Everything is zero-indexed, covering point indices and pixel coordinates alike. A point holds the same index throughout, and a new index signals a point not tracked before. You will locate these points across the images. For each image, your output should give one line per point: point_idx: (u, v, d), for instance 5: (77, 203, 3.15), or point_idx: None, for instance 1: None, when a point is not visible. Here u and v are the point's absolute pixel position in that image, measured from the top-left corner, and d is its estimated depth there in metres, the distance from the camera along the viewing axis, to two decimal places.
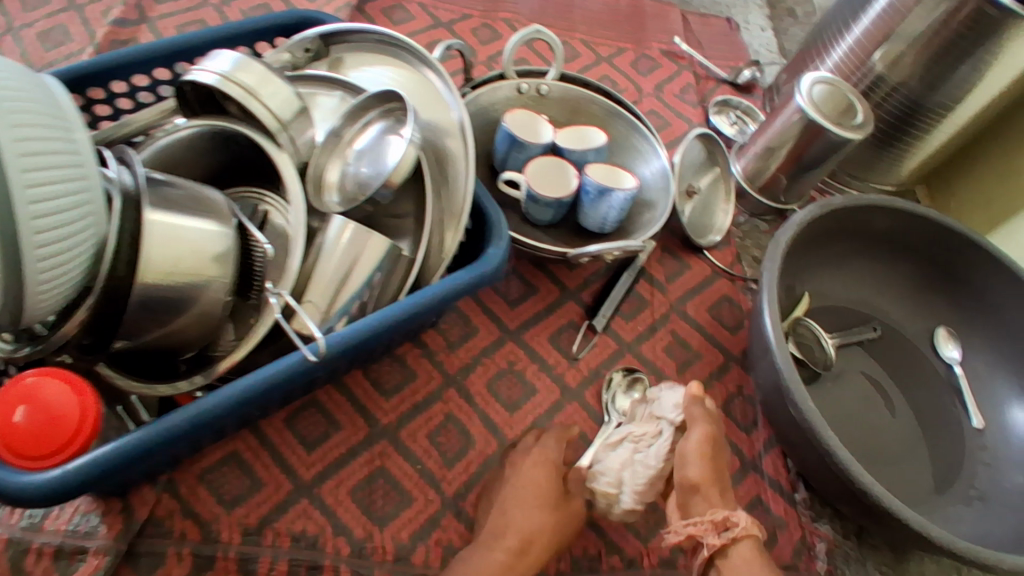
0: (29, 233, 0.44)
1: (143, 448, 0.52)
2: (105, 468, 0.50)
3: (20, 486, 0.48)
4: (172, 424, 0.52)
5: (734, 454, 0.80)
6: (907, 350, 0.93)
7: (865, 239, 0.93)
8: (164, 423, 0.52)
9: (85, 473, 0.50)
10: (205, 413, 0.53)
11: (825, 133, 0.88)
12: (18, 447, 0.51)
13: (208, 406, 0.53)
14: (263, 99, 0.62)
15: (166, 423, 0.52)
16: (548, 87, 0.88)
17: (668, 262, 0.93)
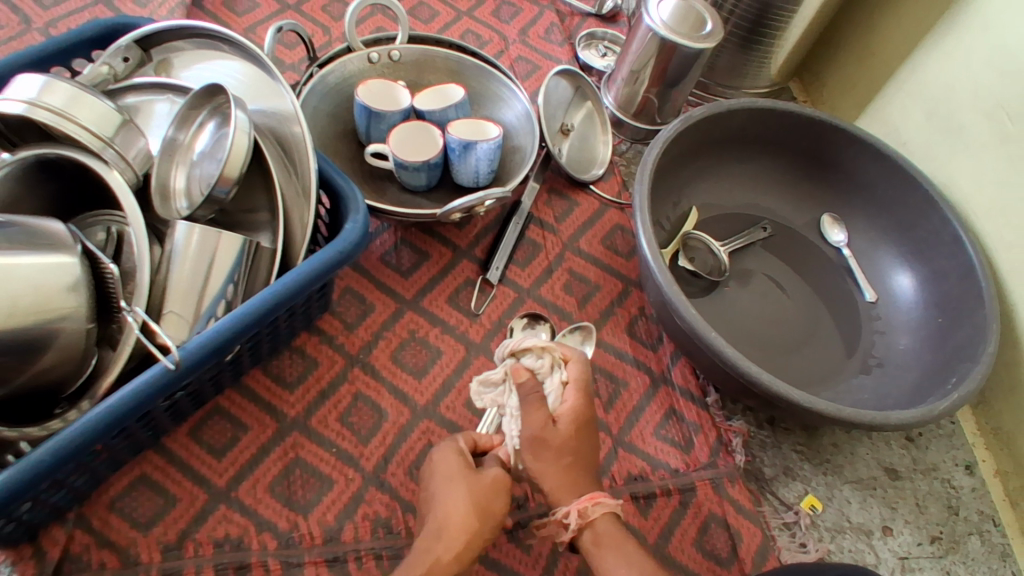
0: None
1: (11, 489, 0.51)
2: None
3: None
4: (34, 462, 0.52)
5: (643, 373, 0.82)
6: (799, 240, 0.95)
7: (739, 141, 0.95)
8: (22, 464, 0.51)
9: None
10: (66, 443, 0.53)
11: (680, 48, 0.89)
12: None
13: (70, 437, 0.53)
14: (77, 119, 0.61)
15: (28, 462, 0.52)
16: (399, 52, 0.88)
17: (556, 202, 0.94)
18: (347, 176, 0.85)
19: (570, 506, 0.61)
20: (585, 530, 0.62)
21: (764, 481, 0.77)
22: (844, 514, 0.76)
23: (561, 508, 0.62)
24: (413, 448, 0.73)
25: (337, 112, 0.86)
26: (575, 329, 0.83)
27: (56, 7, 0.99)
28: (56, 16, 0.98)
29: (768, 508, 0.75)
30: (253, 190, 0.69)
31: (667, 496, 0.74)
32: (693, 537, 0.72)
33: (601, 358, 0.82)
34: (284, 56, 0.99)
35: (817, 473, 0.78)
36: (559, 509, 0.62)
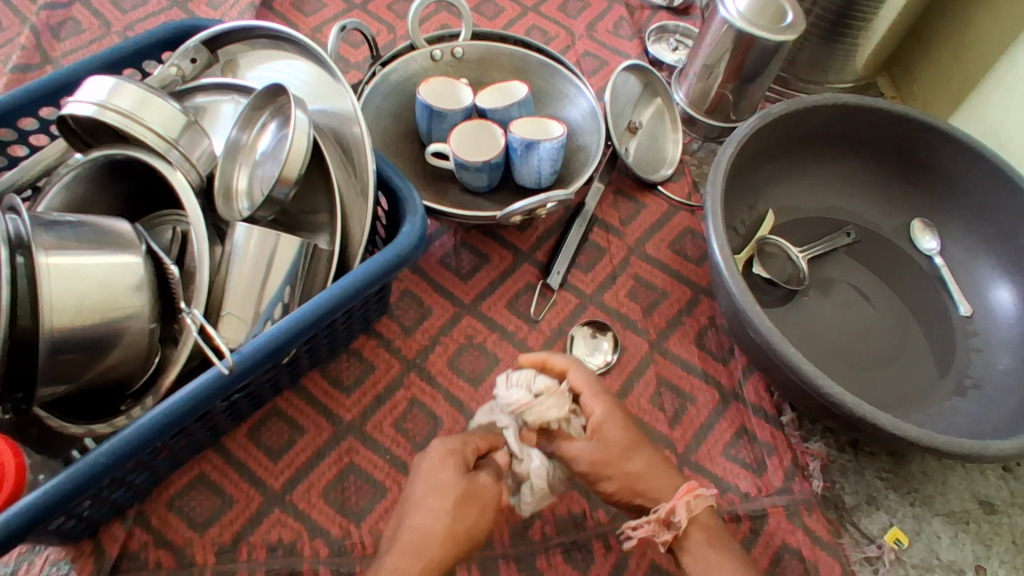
0: None
1: (69, 488, 0.52)
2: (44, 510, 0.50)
3: None
4: (91, 462, 0.52)
5: (712, 387, 0.77)
6: (886, 248, 0.88)
7: (822, 139, 0.89)
8: (81, 463, 0.52)
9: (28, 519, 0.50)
10: (122, 445, 0.53)
11: (757, 41, 0.84)
12: None
13: (126, 438, 0.53)
14: (143, 121, 0.62)
15: (85, 462, 0.52)
16: (462, 49, 0.86)
17: (622, 204, 0.90)
18: (408, 177, 0.83)
19: (674, 502, 0.60)
20: (690, 530, 0.61)
21: (844, 510, 0.71)
22: (932, 550, 0.70)
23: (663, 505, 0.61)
24: None
25: (399, 112, 0.85)
26: (639, 339, 0.79)
27: (134, 11, 1.02)
28: (133, 20, 1.01)
29: (847, 540, 0.69)
30: (313, 192, 0.69)
31: (736, 522, 0.69)
32: (765, 568, 0.67)
33: (666, 369, 0.78)
34: (348, 56, 0.98)
35: (903, 504, 0.72)
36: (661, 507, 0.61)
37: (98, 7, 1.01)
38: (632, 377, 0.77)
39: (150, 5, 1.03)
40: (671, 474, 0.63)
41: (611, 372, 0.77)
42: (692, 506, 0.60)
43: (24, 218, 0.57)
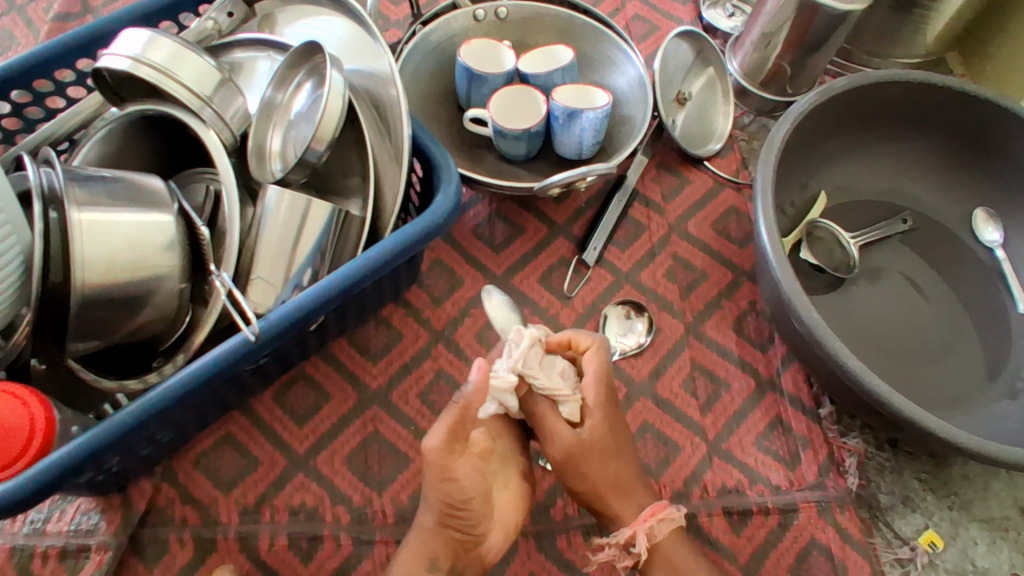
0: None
1: (98, 444, 0.51)
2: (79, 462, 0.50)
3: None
4: (118, 421, 0.52)
5: (748, 375, 0.74)
6: (943, 237, 0.83)
7: (885, 117, 0.83)
8: (108, 422, 0.51)
9: (63, 470, 0.50)
10: (151, 407, 0.53)
11: (821, 9, 0.78)
12: None
13: (153, 400, 0.53)
14: (176, 77, 0.60)
15: (113, 421, 0.52)
16: (506, 9, 0.82)
17: (665, 178, 0.86)
18: (445, 142, 0.81)
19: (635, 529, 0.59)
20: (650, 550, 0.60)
21: (879, 510, 0.68)
22: (969, 556, 0.67)
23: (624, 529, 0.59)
24: None
25: (438, 73, 0.82)
26: (674, 320, 0.77)
27: None
28: None
29: (880, 541, 0.67)
30: (346, 154, 0.67)
31: (764, 516, 0.68)
32: (792, 563, 0.66)
33: (701, 355, 0.75)
34: (388, 13, 0.95)
35: (942, 507, 0.69)
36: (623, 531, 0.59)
37: None
38: (664, 361, 0.75)
39: None
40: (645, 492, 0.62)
41: (643, 354, 0.75)
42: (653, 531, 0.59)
43: (57, 171, 0.56)
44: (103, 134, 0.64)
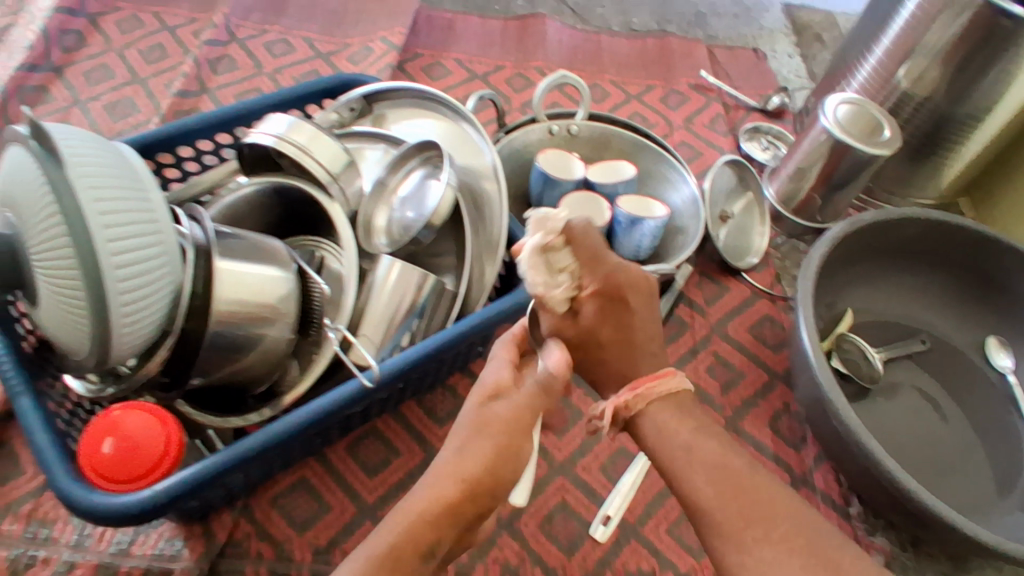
0: (112, 282, 0.54)
1: (215, 471, 0.56)
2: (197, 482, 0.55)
3: (135, 501, 0.53)
4: (239, 450, 0.58)
5: (783, 470, 0.80)
6: (957, 361, 0.91)
7: (904, 250, 0.94)
8: (233, 447, 0.57)
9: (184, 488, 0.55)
10: (268, 439, 0.58)
11: (852, 152, 0.91)
12: (114, 475, 0.55)
13: (268, 435, 0.58)
14: (314, 156, 0.70)
15: (237, 448, 0.57)
16: (578, 126, 0.93)
17: (708, 285, 0.95)
18: None
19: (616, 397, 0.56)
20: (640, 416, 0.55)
21: None
22: None
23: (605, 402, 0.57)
24: (547, 502, 0.74)
25: (514, 175, 0.93)
26: (715, 413, 0.83)
27: (284, 57, 1.09)
28: (283, 64, 1.08)
29: None
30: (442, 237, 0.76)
31: None
32: None
33: (739, 447, 0.81)
34: None
35: None
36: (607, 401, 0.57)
37: (253, 50, 1.09)
38: None
39: (298, 53, 1.10)
40: (654, 356, 0.58)
41: None
42: (643, 394, 0.55)
43: (204, 225, 0.64)
44: (231, 197, 0.74)
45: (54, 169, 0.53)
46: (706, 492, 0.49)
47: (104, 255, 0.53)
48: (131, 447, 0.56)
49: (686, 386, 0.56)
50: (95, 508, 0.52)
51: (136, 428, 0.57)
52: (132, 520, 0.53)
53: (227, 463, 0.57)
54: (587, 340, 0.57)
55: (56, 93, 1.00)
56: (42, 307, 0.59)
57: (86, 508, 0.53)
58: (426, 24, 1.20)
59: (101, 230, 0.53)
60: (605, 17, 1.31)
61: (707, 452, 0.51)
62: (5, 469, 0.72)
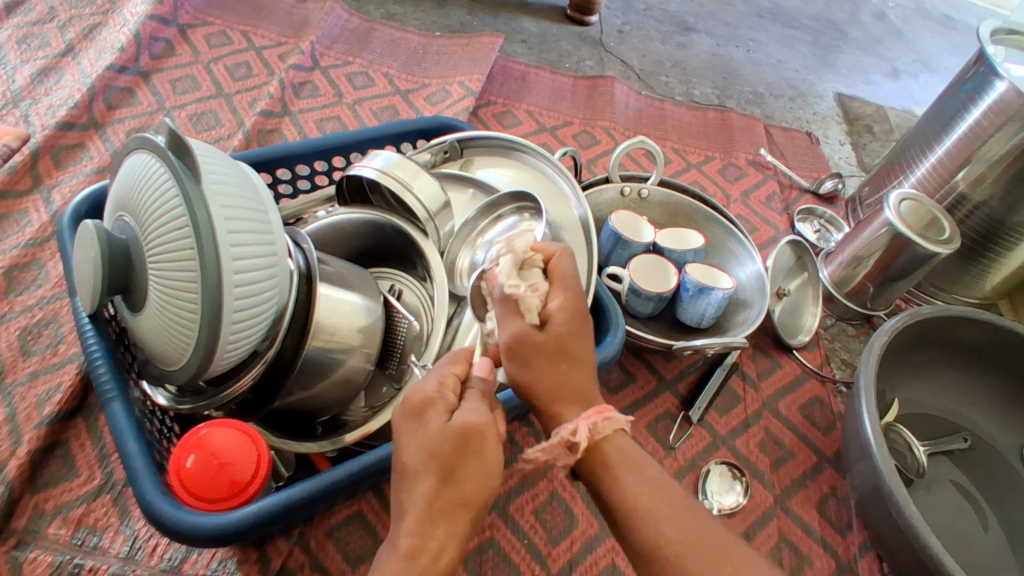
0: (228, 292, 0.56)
1: (304, 498, 0.57)
2: (286, 508, 0.56)
3: (230, 523, 0.53)
4: (329, 479, 0.59)
5: (830, 555, 0.80)
6: (998, 463, 0.92)
7: (952, 348, 0.96)
8: (327, 476, 0.58)
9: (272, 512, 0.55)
10: (360, 470, 0.60)
11: (913, 246, 0.93)
12: (205, 493, 0.56)
13: (359, 468, 0.60)
14: (414, 193, 0.73)
15: (329, 477, 0.58)
16: (648, 191, 0.97)
17: (761, 359, 0.97)
18: None
19: (578, 421, 0.54)
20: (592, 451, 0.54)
21: None
22: None
23: (565, 426, 0.54)
24: (596, 563, 0.74)
25: None
26: (765, 490, 0.84)
27: (364, 89, 1.15)
28: (363, 96, 1.14)
29: None
30: None
31: None
32: None
33: (787, 527, 0.81)
34: None
35: None
36: (563, 426, 0.54)
37: (335, 79, 1.16)
38: (754, 526, 0.80)
39: (378, 88, 1.16)
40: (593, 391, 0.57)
41: (737, 515, 0.81)
42: (598, 426, 0.54)
43: (309, 252, 0.67)
44: (326, 222, 0.77)
45: (189, 181, 0.56)
46: (671, 537, 0.49)
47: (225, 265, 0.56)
48: (220, 464, 0.58)
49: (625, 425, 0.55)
50: (188, 528, 0.53)
51: (223, 444, 0.59)
52: (220, 541, 0.54)
53: (316, 495, 0.58)
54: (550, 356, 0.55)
55: (143, 96, 1.06)
56: (147, 313, 0.61)
57: (178, 528, 0.53)
58: (500, 74, 1.24)
59: (225, 241, 0.56)
60: (668, 86, 1.36)
61: (655, 495, 0.51)
62: (61, 469, 0.72)
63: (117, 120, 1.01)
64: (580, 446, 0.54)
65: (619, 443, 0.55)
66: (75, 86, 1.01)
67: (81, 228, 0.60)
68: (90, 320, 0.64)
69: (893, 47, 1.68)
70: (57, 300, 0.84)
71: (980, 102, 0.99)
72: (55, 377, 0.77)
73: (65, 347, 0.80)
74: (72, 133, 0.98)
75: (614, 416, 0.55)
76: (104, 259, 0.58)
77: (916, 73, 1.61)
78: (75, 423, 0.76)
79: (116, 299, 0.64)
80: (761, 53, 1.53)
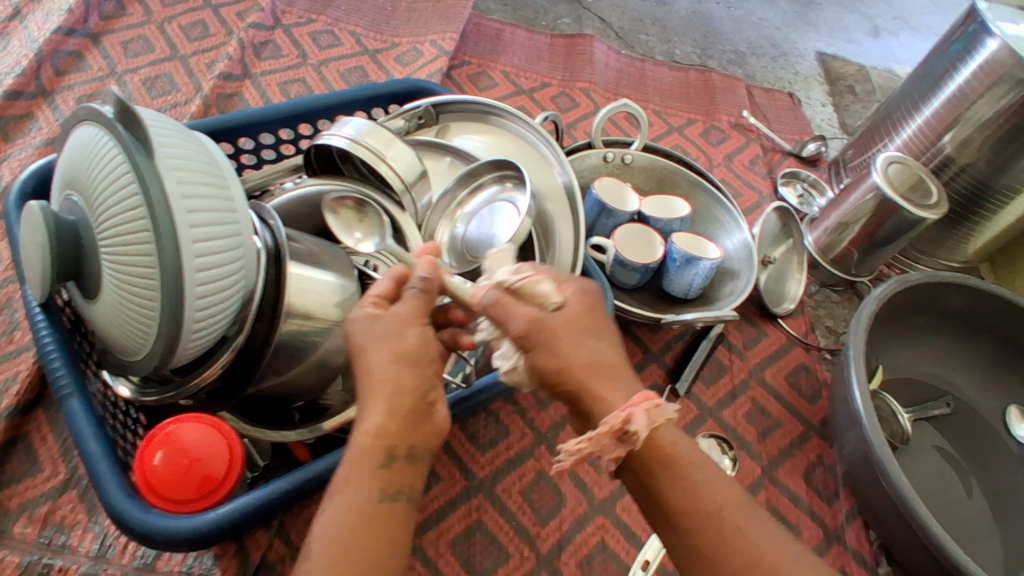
0: (190, 276, 0.52)
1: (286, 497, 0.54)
2: (269, 505, 0.53)
3: (203, 525, 0.50)
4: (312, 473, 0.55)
5: (818, 525, 0.80)
6: (980, 428, 0.93)
7: (939, 315, 0.96)
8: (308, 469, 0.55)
9: (254, 510, 0.52)
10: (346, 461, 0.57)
11: (900, 211, 0.91)
12: (171, 494, 0.53)
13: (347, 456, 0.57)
14: (389, 162, 0.69)
15: (310, 471, 0.55)
16: (632, 156, 0.93)
17: (747, 328, 0.95)
18: None
19: (628, 409, 0.44)
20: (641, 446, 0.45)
21: None
22: None
23: (610, 413, 0.44)
24: (587, 542, 0.73)
25: None
26: (753, 461, 0.83)
27: (329, 49, 1.08)
28: (328, 57, 1.07)
29: None
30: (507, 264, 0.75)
31: None
32: None
33: (775, 497, 0.81)
34: None
35: None
36: (612, 414, 0.44)
37: (299, 38, 1.09)
38: None
39: (345, 47, 1.09)
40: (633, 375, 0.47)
41: None
42: (652, 416, 0.44)
43: (276, 228, 0.63)
44: (293, 193, 0.72)
45: (140, 155, 0.51)
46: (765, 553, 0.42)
47: (185, 248, 0.51)
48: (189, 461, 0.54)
49: (677, 412, 0.46)
50: (156, 531, 0.49)
51: (192, 438, 0.56)
52: (192, 545, 0.50)
53: (297, 490, 0.54)
54: (582, 343, 0.46)
55: (92, 60, 0.99)
56: (102, 300, 0.56)
57: (142, 531, 0.50)
58: (474, 33, 1.18)
59: (184, 221, 0.51)
60: (648, 45, 1.31)
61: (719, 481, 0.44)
62: (23, 464, 0.68)
63: (66, 87, 0.94)
64: (637, 435, 0.44)
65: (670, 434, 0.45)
66: (23, 53, 0.94)
67: (25, 209, 0.55)
68: (40, 308, 0.59)
69: (873, 4, 1.64)
70: (9, 284, 0.79)
71: (970, 60, 0.96)
72: (12, 366, 0.72)
73: (21, 335, 0.75)
74: (21, 102, 0.91)
75: (663, 404, 0.45)
76: (51, 244, 0.53)
77: (896, 31, 1.58)
78: (36, 416, 0.71)
79: (67, 285, 0.60)
80: (742, 10, 1.48)
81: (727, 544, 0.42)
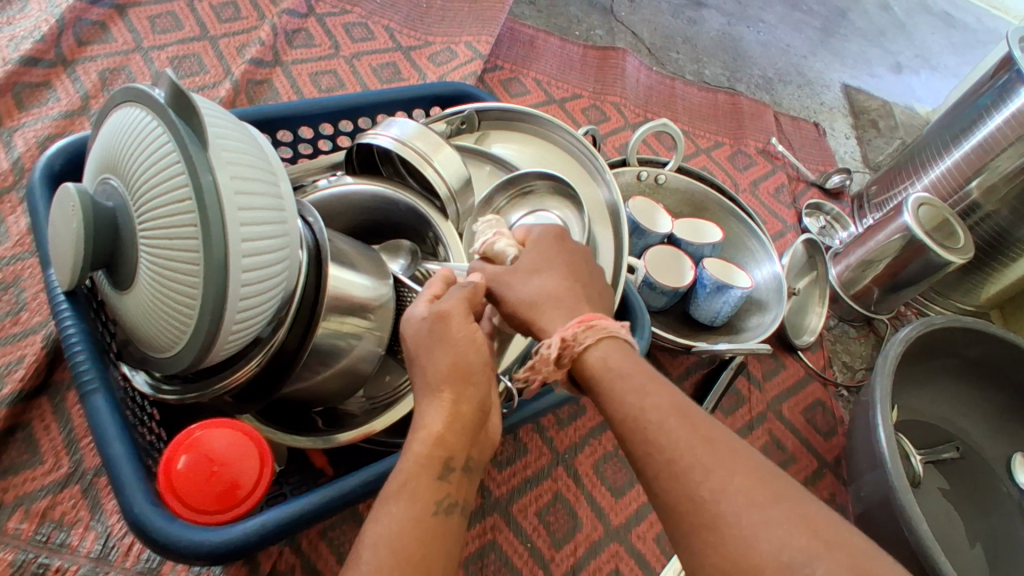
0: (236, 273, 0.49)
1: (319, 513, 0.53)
2: (302, 520, 0.52)
3: (235, 542, 0.48)
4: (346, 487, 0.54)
5: None
6: (987, 475, 0.93)
7: (958, 361, 0.96)
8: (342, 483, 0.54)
9: (287, 523, 0.51)
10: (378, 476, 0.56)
11: (927, 252, 0.91)
12: (196, 503, 0.50)
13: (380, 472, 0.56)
14: (436, 166, 0.67)
15: (344, 485, 0.54)
16: (666, 176, 0.92)
17: (766, 359, 0.95)
18: None
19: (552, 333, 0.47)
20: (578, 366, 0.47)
21: None
22: None
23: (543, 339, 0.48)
24: (601, 569, 0.71)
25: None
26: None
27: (363, 43, 1.06)
28: (361, 50, 1.05)
29: None
30: None
31: None
32: None
33: None
34: None
35: None
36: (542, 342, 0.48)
37: (332, 29, 1.06)
38: None
39: (378, 42, 1.07)
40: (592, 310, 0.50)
41: None
42: (578, 336, 0.47)
43: (319, 228, 0.61)
44: (327, 191, 0.71)
45: (192, 143, 0.49)
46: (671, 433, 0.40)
47: (234, 243, 0.49)
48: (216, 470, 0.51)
49: (618, 332, 0.47)
50: (187, 547, 0.47)
51: (221, 444, 0.52)
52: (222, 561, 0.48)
53: (329, 504, 0.53)
54: (527, 281, 0.53)
55: (117, 33, 0.96)
56: (133, 291, 0.54)
57: (171, 546, 0.48)
58: (508, 38, 1.17)
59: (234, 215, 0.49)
60: (678, 63, 1.30)
61: (643, 378, 0.44)
62: (24, 454, 0.65)
63: (88, 59, 0.91)
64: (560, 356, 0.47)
65: (604, 350, 0.46)
66: (41, 17, 0.92)
67: (61, 189, 0.52)
68: (65, 294, 0.57)
69: (896, 39, 1.64)
70: (18, 260, 0.76)
71: (1003, 109, 0.96)
72: (16, 349, 0.69)
73: (26, 317, 0.72)
74: (38, 69, 0.88)
75: (601, 324, 0.47)
76: (87, 229, 0.51)
77: (917, 69, 1.58)
78: (39, 404, 0.69)
79: (95, 272, 0.57)
80: (770, 36, 1.48)
81: (636, 427, 0.42)
